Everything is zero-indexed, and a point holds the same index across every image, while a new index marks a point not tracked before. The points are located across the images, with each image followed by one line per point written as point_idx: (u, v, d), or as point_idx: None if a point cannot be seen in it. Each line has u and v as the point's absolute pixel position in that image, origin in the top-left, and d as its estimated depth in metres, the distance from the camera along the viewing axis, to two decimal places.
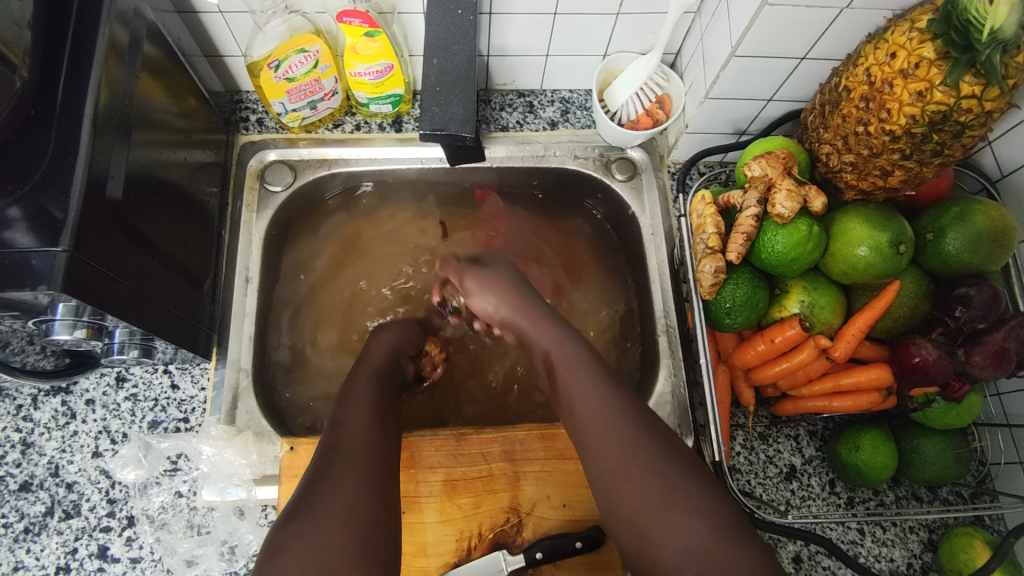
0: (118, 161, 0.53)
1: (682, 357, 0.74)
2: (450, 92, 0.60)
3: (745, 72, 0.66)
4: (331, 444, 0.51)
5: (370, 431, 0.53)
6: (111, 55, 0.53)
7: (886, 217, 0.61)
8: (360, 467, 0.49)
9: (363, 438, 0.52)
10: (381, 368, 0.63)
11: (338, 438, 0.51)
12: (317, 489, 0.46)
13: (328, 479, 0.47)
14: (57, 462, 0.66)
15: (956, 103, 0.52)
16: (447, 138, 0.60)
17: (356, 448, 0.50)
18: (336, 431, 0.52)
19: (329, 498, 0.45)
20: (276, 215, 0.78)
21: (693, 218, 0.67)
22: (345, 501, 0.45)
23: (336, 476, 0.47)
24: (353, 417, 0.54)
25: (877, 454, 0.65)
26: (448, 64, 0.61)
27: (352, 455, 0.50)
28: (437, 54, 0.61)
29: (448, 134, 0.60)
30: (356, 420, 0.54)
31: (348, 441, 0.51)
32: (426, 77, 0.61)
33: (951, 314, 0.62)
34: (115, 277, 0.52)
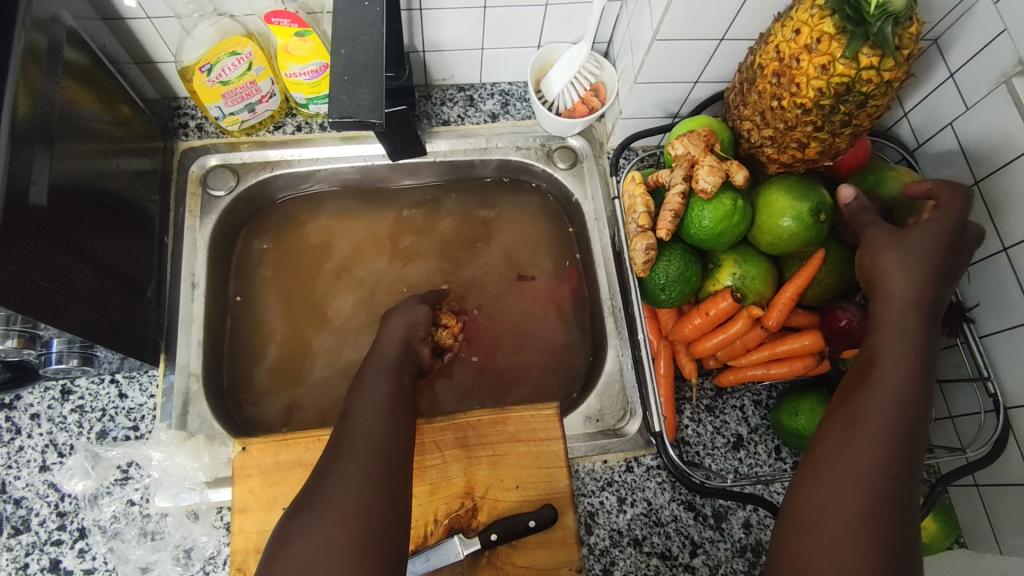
0: (40, 169, 0.53)
1: (629, 336, 0.76)
2: (358, 79, 0.53)
3: (669, 55, 0.69)
4: (340, 440, 0.52)
5: (382, 421, 0.54)
6: (28, 62, 0.53)
7: (807, 187, 0.64)
8: (370, 459, 0.50)
9: (376, 430, 0.53)
10: (382, 359, 0.61)
11: (347, 433, 0.53)
12: (323, 483, 0.49)
13: (330, 474, 0.49)
14: (3, 479, 0.66)
15: (857, 74, 0.55)
16: (357, 125, 0.52)
17: (365, 441, 0.51)
18: (343, 426, 0.54)
19: (333, 493, 0.48)
20: (221, 220, 0.78)
21: (626, 199, 0.69)
22: (350, 495, 0.47)
23: (341, 470, 0.49)
24: (364, 409, 0.55)
25: (815, 419, 0.67)
26: (355, 54, 0.54)
27: (361, 448, 0.51)
28: (343, 44, 0.54)
29: (358, 121, 0.52)
30: (366, 414, 0.54)
31: (355, 435, 0.52)
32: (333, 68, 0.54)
33: None
34: (43, 285, 0.52)
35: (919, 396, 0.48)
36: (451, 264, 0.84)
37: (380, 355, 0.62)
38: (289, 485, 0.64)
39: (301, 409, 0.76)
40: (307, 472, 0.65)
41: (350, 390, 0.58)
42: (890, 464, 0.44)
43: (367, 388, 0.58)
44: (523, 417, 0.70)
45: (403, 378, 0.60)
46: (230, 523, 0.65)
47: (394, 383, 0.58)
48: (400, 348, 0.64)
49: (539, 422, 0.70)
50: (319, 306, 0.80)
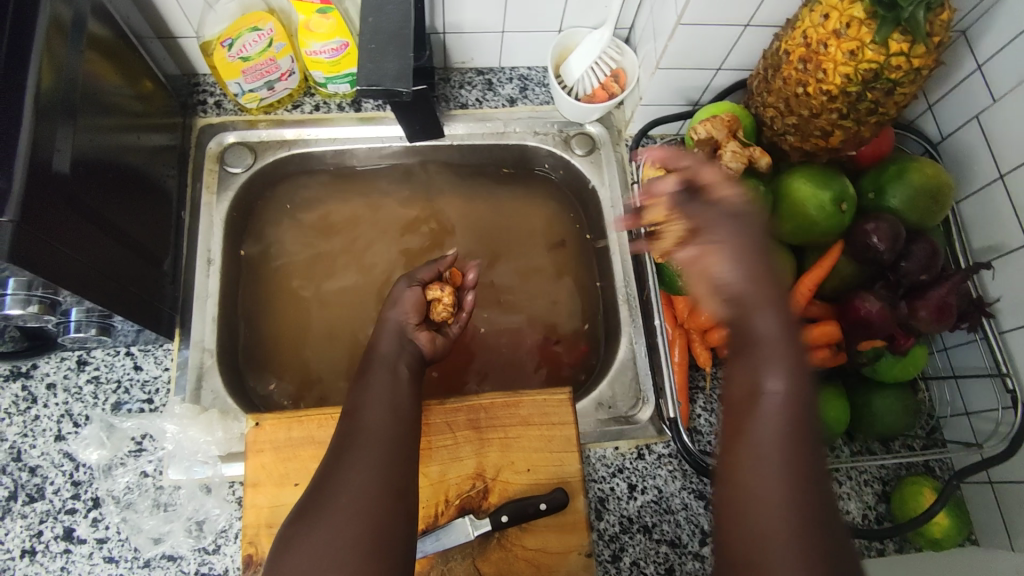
0: (64, 138, 0.53)
1: (643, 324, 0.75)
2: (384, 48, 0.55)
3: (693, 41, 0.68)
4: (345, 440, 0.52)
5: (389, 420, 0.54)
6: (52, 32, 0.53)
7: (830, 177, 0.64)
8: (377, 459, 0.50)
9: (379, 429, 0.53)
10: (387, 358, 0.61)
11: (353, 433, 0.53)
12: (330, 484, 0.49)
13: (339, 473, 0.49)
14: (19, 446, 0.66)
15: (886, 61, 0.54)
16: (383, 94, 0.54)
17: (371, 439, 0.52)
18: (349, 424, 0.54)
19: (340, 497, 0.47)
20: (237, 197, 0.78)
21: (646, 184, 0.69)
22: (361, 502, 0.47)
23: (349, 471, 0.49)
24: (369, 408, 0.55)
25: (832, 410, 0.66)
26: (382, 22, 0.56)
27: (366, 445, 0.51)
28: (370, 13, 0.57)
29: (384, 89, 0.54)
30: (371, 413, 0.54)
31: (360, 434, 0.52)
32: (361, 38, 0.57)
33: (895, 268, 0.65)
34: (65, 252, 0.52)
35: (807, 388, 0.40)
36: (465, 248, 0.84)
37: (378, 354, 0.61)
38: (301, 461, 0.65)
39: (313, 388, 0.76)
40: (319, 448, 0.65)
41: (352, 389, 0.58)
42: (787, 489, 0.37)
43: (371, 388, 0.57)
44: (536, 402, 0.70)
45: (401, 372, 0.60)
46: (242, 497, 0.65)
47: (396, 383, 0.58)
48: (396, 342, 0.63)
49: (552, 406, 0.70)
50: (332, 287, 0.80)
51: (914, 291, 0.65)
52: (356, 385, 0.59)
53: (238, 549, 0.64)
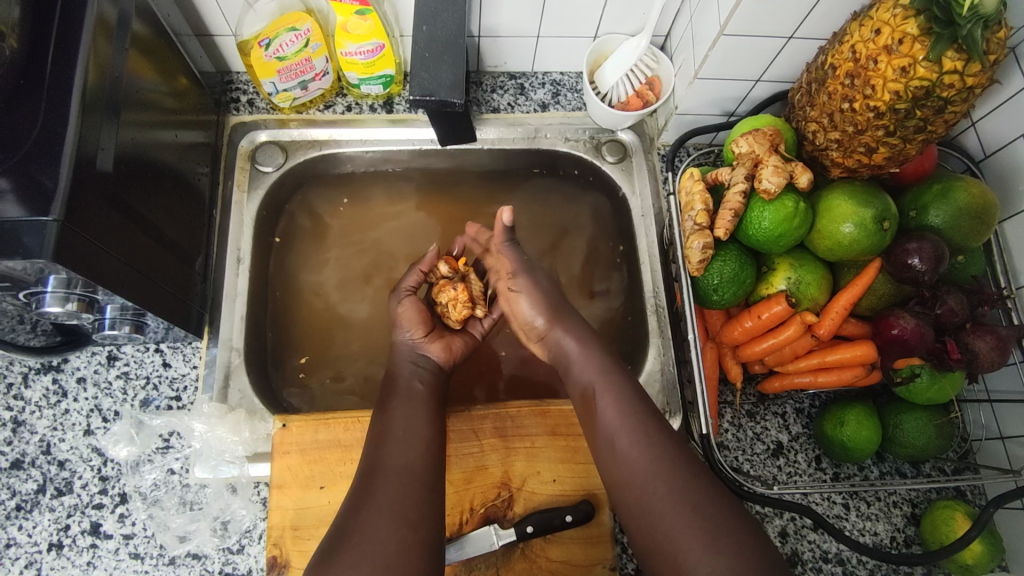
0: (107, 137, 0.53)
1: (672, 335, 0.74)
2: (439, 58, 0.61)
3: (734, 52, 0.67)
4: (373, 469, 0.54)
5: (415, 451, 0.55)
6: (99, 31, 0.53)
7: (871, 194, 0.63)
8: (399, 493, 0.51)
9: (404, 461, 0.54)
10: (413, 387, 0.64)
11: (381, 463, 0.54)
12: (359, 513, 0.50)
13: (369, 502, 0.50)
14: (48, 440, 0.66)
15: (939, 78, 0.53)
16: (436, 102, 0.61)
17: (397, 473, 0.53)
18: (376, 453, 0.55)
19: (366, 528, 0.48)
20: (268, 196, 0.78)
21: (682, 195, 0.68)
22: (386, 537, 0.48)
23: (378, 501, 0.50)
24: (395, 438, 0.57)
25: (861, 429, 0.66)
26: (437, 31, 0.62)
27: (389, 487, 0.52)
28: (427, 22, 0.62)
29: (437, 100, 0.61)
30: (398, 444, 0.56)
31: (386, 465, 0.54)
32: (415, 43, 0.62)
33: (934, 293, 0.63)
34: (105, 251, 0.52)
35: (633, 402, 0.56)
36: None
37: (402, 382, 0.65)
38: (327, 464, 0.65)
39: (338, 390, 0.76)
40: (345, 452, 0.65)
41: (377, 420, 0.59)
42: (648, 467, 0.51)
43: (398, 418, 0.59)
44: (563, 412, 0.69)
45: (423, 402, 0.62)
46: (267, 498, 0.65)
47: (419, 415, 0.60)
48: (410, 364, 0.67)
49: (579, 417, 0.69)
50: (359, 289, 0.80)
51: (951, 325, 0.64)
52: (379, 413, 0.61)
53: (262, 550, 0.64)
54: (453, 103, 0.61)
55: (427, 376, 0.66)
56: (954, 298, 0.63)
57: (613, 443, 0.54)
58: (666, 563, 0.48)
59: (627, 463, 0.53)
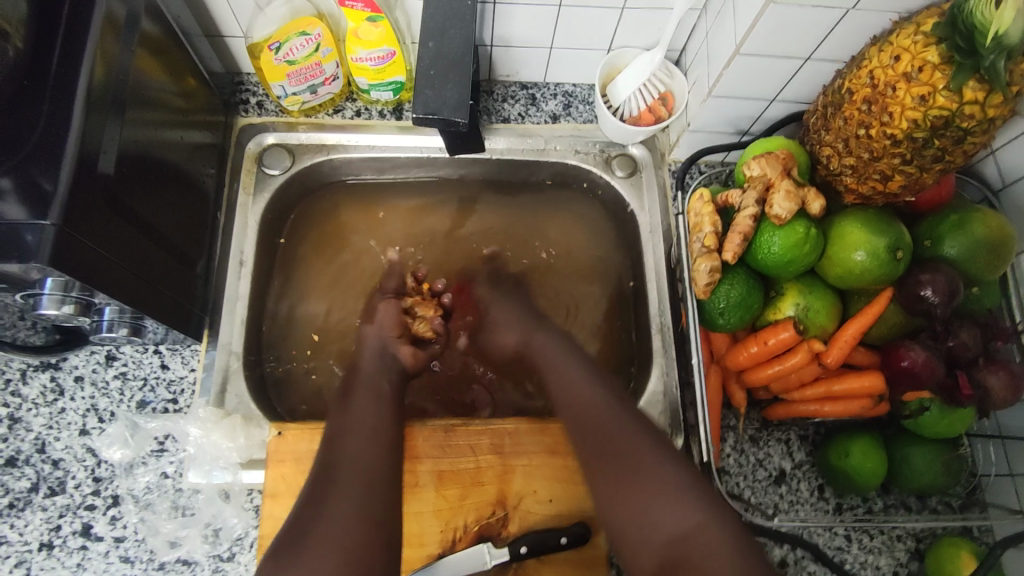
0: (111, 137, 0.53)
1: (676, 356, 0.73)
2: (445, 75, 0.61)
3: (750, 71, 0.66)
4: (331, 463, 0.55)
5: (372, 445, 0.56)
6: (106, 31, 0.53)
7: (885, 223, 0.61)
8: (359, 485, 0.53)
9: (361, 454, 0.55)
10: (377, 387, 0.65)
11: (337, 457, 0.55)
12: (321, 508, 0.51)
13: (330, 495, 0.52)
14: (43, 438, 0.66)
15: (959, 108, 0.51)
16: (440, 122, 0.61)
17: (353, 466, 0.54)
18: (331, 448, 0.56)
19: (326, 521, 0.50)
20: (273, 199, 0.78)
21: (691, 217, 0.67)
22: (346, 526, 0.49)
23: (338, 495, 0.51)
24: (349, 433, 0.57)
25: (866, 461, 0.64)
26: (443, 47, 0.62)
27: (349, 474, 0.53)
28: (434, 38, 0.62)
29: (442, 119, 0.60)
30: (355, 437, 0.57)
31: (342, 460, 0.55)
32: (421, 61, 0.62)
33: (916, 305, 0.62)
34: (103, 254, 0.52)
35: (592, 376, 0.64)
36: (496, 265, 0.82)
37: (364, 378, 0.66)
38: None
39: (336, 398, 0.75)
40: None
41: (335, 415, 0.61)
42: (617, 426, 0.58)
43: (353, 415, 0.60)
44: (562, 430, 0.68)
45: (382, 396, 0.64)
46: (260, 506, 0.65)
47: (375, 406, 0.62)
48: (378, 359, 0.68)
49: None
50: (361, 296, 0.80)
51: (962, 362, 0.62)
52: (339, 406, 0.62)
53: (253, 558, 0.64)
54: (457, 123, 0.60)
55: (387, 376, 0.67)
56: (967, 332, 0.61)
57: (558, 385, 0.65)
58: (631, 519, 0.53)
59: (579, 412, 0.62)
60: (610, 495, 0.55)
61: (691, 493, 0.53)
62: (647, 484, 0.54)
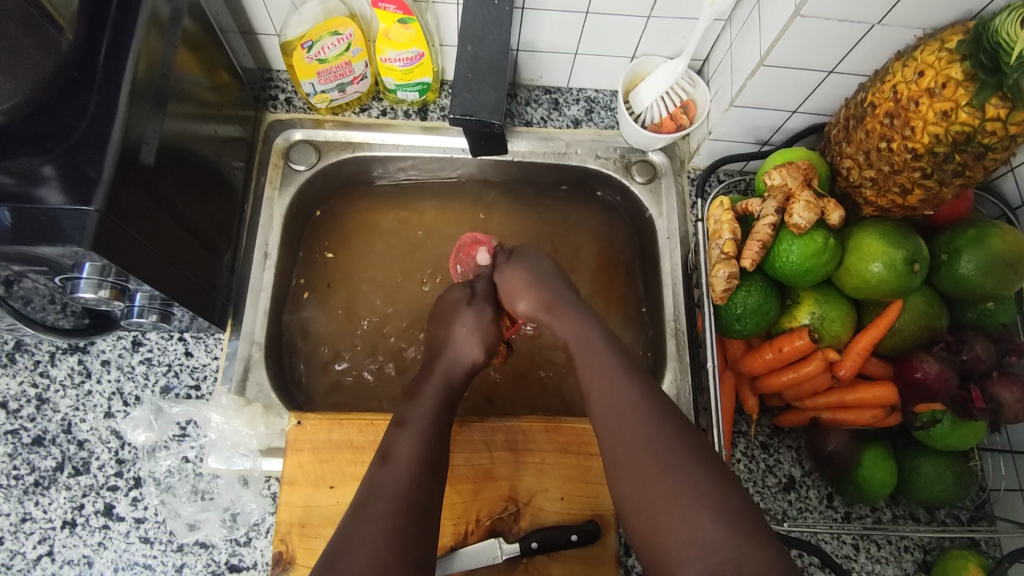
0: (153, 129, 0.55)
1: (690, 361, 0.74)
2: (483, 80, 0.63)
3: (773, 82, 0.67)
4: (374, 489, 0.51)
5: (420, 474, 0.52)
6: (152, 27, 0.55)
7: (903, 236, 0.62)
8: (399, 518, 0.49)
9: (406, 482, 0.51)
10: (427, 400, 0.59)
11: (379, 482, 0.51)
12: (355, 530, 0.48)
13: (365, 521, 0.48)
14: (70, 419, 0.68)
15: (981, 125, 0.52)
16: (475, 122, 0.63)
17: (397, 494, 0.50)
18: (378, 470, 0.52)
19: (361, 550, 0.46)
20: (298, 193, 0.79)
21: (711, 224, 0.68)
22: (378, 557, 0.46)
23: (376, 522, 0.48)
24: (399, 454, 0.53)
25: (876, 471, 0.65)
26: (482, 52, 0.63)
27: (390, 494, 0.50)
28: (472, 42, 0.63)
29: (478, 120, 0.63)
30: (406, 463, 0.53)
31: (384, 487, 0.51)
32: (459, 64, 0.63)
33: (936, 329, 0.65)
34: (141, 241, 0.53)
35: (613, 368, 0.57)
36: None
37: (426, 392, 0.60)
38: (338, 464, 0.65)
39: (353, 391, 0.76)
40: (357, 454, 0.65)
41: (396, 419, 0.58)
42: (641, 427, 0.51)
43: (409, 432, 0.56)
44: (576, 430, 0.69)
45: (446, 409, 0.59)
46: (278, 494, 0.66)
47: (434, 419, 0.57)
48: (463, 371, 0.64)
49: (591, 436, 0.69)
50: (380, 292, 0.81)
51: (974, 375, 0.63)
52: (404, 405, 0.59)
53: (269, 544, 0.65)
54: (492, 124, 0.63)
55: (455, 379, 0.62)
56: (981, 343, 0.62)
57: (593, 395, 0.56)
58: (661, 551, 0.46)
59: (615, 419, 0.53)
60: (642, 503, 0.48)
61: (710, 502, 0.46)
62: (683, 505, 0.46)
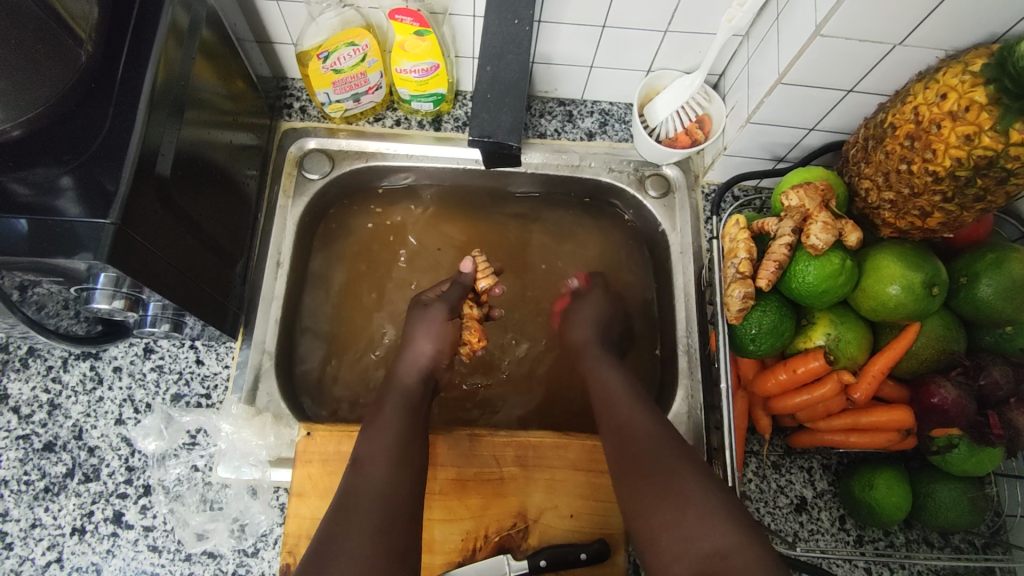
0: (169, 138, 0.55)
1: (701, 378, 0.73)
2: (501, 100, 0.62)
3: (791, 100, 0.66)
4: (353, 490, 0.52)
5: (396, 474, 0.54)
6: (170, 37, 0.55)
7: (921, 257, 0.61)
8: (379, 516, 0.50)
9: (384, 482, 0.53)
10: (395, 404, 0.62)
11: (358, 485, 0.53)
12: (338, 537, 0.48)
13: (348, 523, 0.49)
14: (81, 425, 0.68)
15: (1004, 149, 0.51)
16: (493, 144, 0.62)
17: (374, 493, 0.52)
18: (354, 474, 0.54)
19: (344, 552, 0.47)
20: (311, 203, 0.79)
21: (726, 242, 0.67)
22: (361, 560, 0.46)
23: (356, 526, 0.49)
24: (373, 456, 0.55)
25: (890, 494, 0.64)
26: (501, 73, 0.63)
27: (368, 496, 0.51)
28: (491, 62, 0.63)
29: (495, 141, 0.62)
30: (377, 463, 0.54)
31: (360, 487, 0.52)
32: (477, 84, 0.63)
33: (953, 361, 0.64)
34: (155, 252, 0.54)
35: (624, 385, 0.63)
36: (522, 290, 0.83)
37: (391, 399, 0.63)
38: None
39: (363, 402, 0.76)
40: None
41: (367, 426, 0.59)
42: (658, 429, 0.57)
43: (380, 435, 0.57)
44: (585, 446, 0.69)
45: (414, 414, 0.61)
46: (286, 505, 0.66)
47: (406, 421, 0.60)
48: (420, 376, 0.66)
49: (601, 453, 0.68)
50: (391, 302, 0.81)
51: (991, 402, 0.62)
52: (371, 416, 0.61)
53: (277, 555, 0.65)
54: (510, 146, 0.62)
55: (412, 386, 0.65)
56: (999, 369, 0.61)
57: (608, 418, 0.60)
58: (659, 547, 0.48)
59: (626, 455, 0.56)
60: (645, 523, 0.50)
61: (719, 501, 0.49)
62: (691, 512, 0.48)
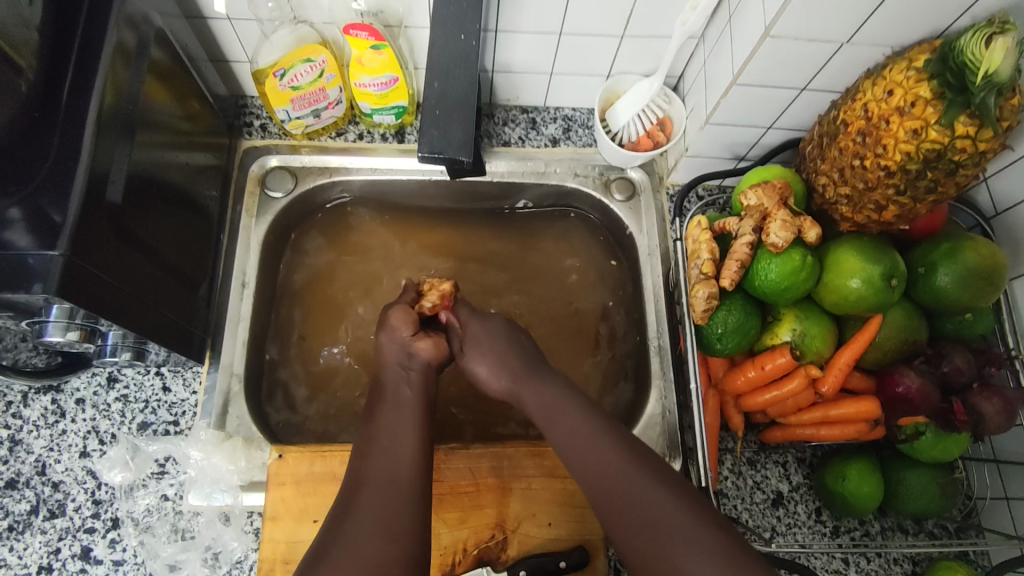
0: (120, 162, 0.54)
1: (674, 379, 0.73)
2: (450, 116, 0.61)
3: (747, 99, 0.67)
4: (355, 483, 0.51)
5: (401, 460, 0.53)
6: (117, 59, 0.54)
7: (880, 251, 0.63)
8: (386, 505, 0.49)
9: (395, 473, 0.52)
10: (396, 395, 0.59)
11: (364, 476, 0.52)
12: (341, 529, 0.47)
13: (353, 517, 0.48)
14: (44, 460, 0.66)
15: (951, 142, 0.52)
16: (445, 160, 0.61)
17: (383, 483, 0.51)
18: (358, 467, 0.53)
19: (348, 546, 0.46)
20: (275, 221, 0.78)
21: (689, 243, 0.68)
22: (370, 552, 0.46)
23: (360, 518, 0.48)
24: (380, 451, 0.54)
25: (863, 485, 0.65)
26: (449, 88, 0.62)
27: (378, 490, 0.50)
28: (438, 78, 0.62)
29: (447, 158, 0.61)
30: (385, 454, 0.53)
31: (367, 478, 0.51)
32: (426, 100, 0.62)
33: (912, 362, 0.66)
34: (111, 281, 0.53)
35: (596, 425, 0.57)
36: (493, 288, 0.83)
37: (389, 389, 0.60)
38: (321, 498, 0.64)
39: (337, 419, 0.75)
40: (340, 486, 0.64)
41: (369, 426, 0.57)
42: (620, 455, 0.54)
43: (386, 426, 0.56)
44: (561, 453, 0.69)
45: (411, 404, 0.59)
46: (260, 529, 0.65)
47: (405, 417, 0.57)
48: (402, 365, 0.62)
49: None
50: (361, 318, 0.80)
51: (950, 390, 0.63)
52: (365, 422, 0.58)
53: None
54: (462, 161, 0.60)
55: (417, 380, 0.61)
56: (960, 356, 0.63)
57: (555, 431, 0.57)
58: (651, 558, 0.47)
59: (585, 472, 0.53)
60: (625, 521, 0.50)
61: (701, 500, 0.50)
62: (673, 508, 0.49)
